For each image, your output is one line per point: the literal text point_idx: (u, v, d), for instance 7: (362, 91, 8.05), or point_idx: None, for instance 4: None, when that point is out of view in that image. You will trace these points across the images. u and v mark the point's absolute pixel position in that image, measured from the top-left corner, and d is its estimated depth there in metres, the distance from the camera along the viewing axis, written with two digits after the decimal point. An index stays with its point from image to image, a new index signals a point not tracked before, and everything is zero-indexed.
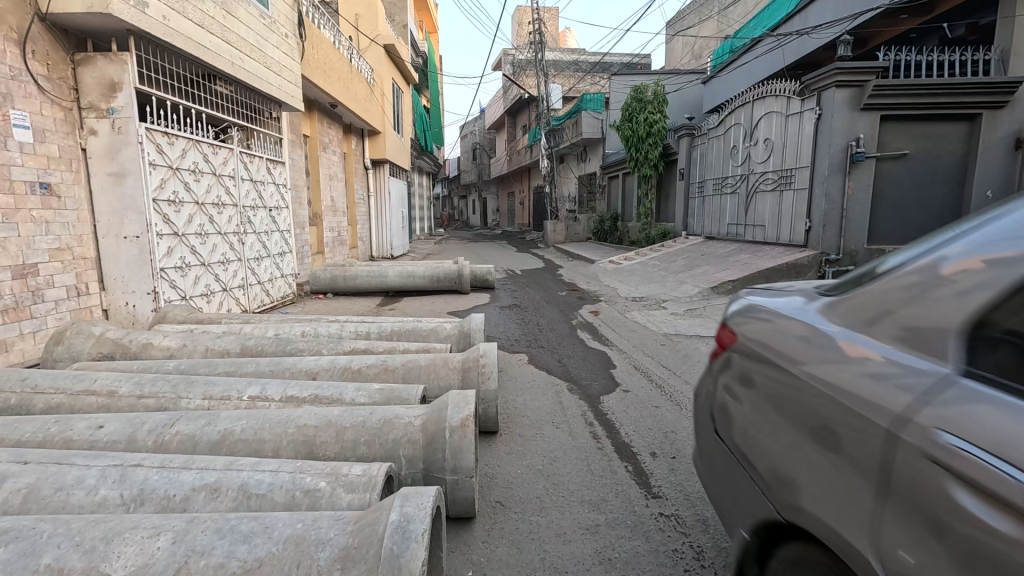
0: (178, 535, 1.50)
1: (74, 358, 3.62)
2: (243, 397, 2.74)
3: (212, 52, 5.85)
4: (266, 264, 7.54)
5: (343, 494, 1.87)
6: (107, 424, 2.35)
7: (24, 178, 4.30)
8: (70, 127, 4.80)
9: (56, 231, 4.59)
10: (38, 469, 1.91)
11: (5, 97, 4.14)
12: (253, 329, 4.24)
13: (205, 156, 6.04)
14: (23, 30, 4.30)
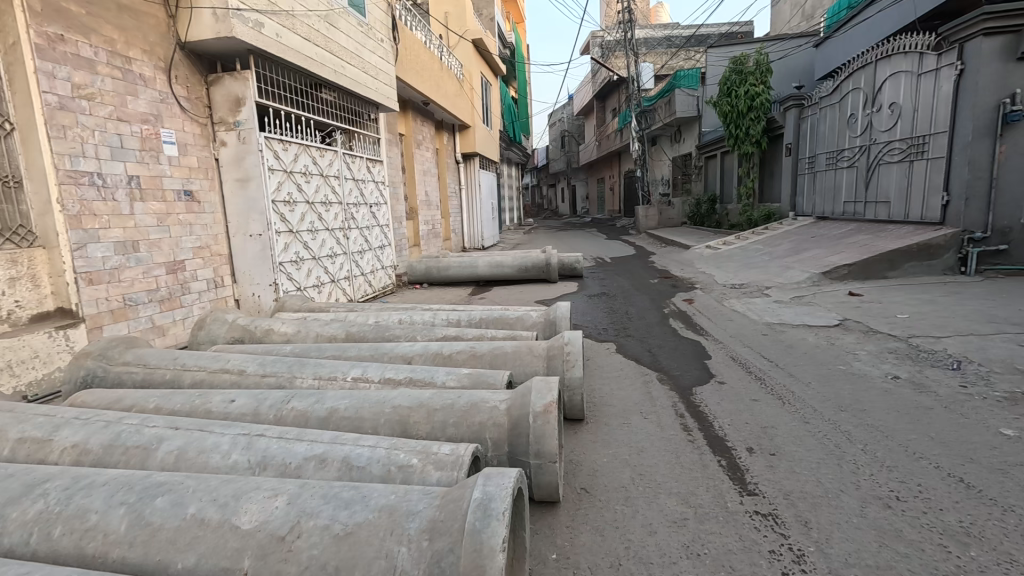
0: (292, 498, 1.70)
1: (213, 341, 4.19)
2: (347, 378, 3.01)
3: (318, 63, 6.36)
4: (369, 257, 8.12)
5: (433, 471, 1.99)
6: (238, 399, 2.70)
7: (171, 187, 5.02)
8: (206, 140, 5.50)
9: (196, 232, 5.31)
10: (186, 434, 2.26)
11: (155, 118, 4.86)
12: (356, 317, 4.61)
13: (314, 159, 6.61)
14: (168, 60, 5.00)
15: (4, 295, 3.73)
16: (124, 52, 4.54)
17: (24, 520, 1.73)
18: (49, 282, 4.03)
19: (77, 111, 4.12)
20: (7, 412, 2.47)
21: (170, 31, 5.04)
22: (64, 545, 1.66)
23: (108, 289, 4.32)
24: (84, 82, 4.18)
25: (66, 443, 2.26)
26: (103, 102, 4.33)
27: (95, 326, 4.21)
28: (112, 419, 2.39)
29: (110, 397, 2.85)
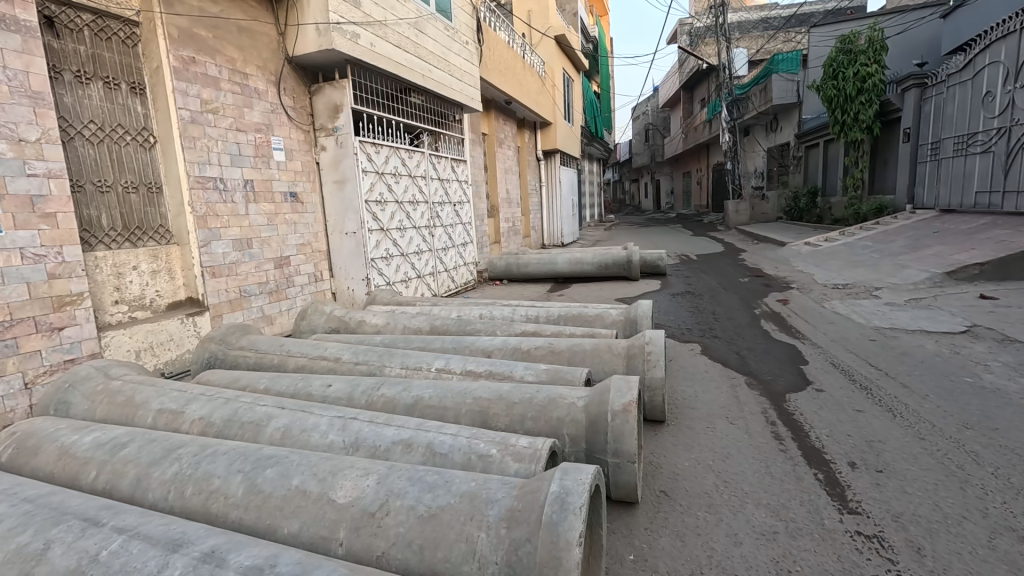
0: (381, 478, 1.82)
1: (314, 330, 4.57)
2: (431, 368, 3.16)
3: (408, 68, 6.67)
4: (452, 253, 8.41)
5: (511, 462, 2.04)
6: (334, 384, 2.93)
7: (279, 190, 5.52)
8: (309, 146, 5.99)
9: (300, 230, 5.80)
10: (291, 413, 2.49)
11: (267, 127, 5.37)
12: (440, 311, 4.81)
13: (403, 160, 6.97)
14: (278, 73, 5.51)
15: (147, 285, 4.37)
16: (242, 69, 5.06)
17: (163, 480, 2.00)
18: (181, 274, 4.64)
19: (205, 123, 4.66)
20: (150, 386, 2.87)
21: (280, 47, 5.54)
22: (193, 503, 1.91)
23: (227, 282, 4.85)
24: (210, 98, 4.72)
25: (194, 416, 2.58)
26: (225, 115, 4.87)
27: (216, 314, 4.75)
28: (231, 397, 2.69)
29: (228, 377, 3.20)
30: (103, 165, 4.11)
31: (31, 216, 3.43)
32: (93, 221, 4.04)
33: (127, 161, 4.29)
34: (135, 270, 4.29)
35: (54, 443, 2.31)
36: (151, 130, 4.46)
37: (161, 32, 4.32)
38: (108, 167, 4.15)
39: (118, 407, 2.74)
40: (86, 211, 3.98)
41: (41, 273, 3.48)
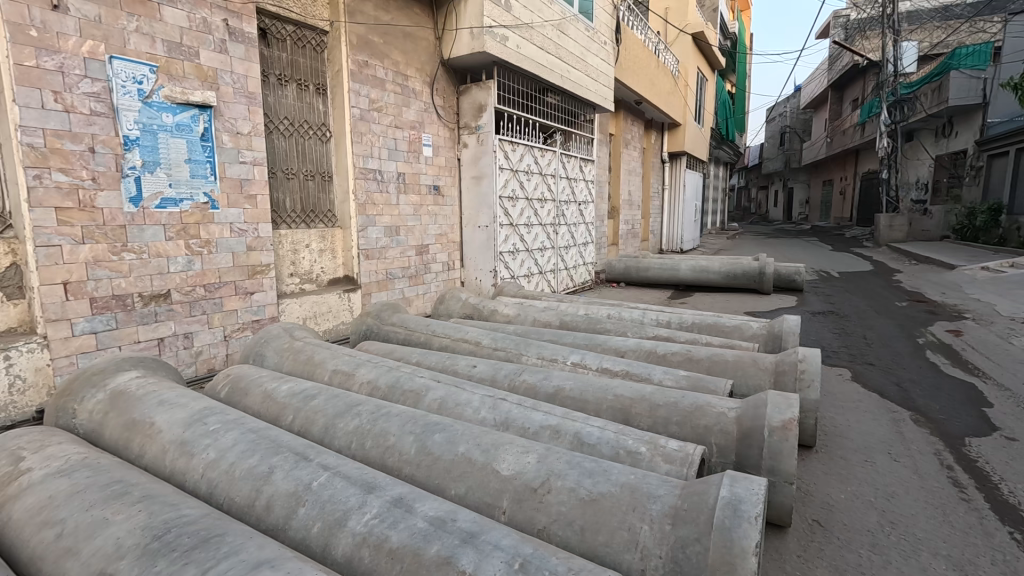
0: (541, 457, 1.92)
1: (450, 315, 4.90)
2: (567, 362, 3.24)
3: (549, 69, 6.84)
4: (573, 252, 8.48)
5: (662, 462, 2.04)
6: (478, 366, 3.14)
7: (425, 183, 5.98)
8: (453, 142, 6.40)
9: (439, 221, 6.23)
10: (445, 387, 2.70)
11: (420, 125, 5.83)
12: (568, 307, 4.90)
13: (536, 159, 7.18)
14: (433, 75, 5.95)
15: (315, 262, 4.99)
16: (405, 71, 5.55)
17: (346, 431, 2.30)
18: (342, 254, 5.22)
19: (371, 121, 5.20)
20: (325, 349, 3.29)
21: (436, 51, 5.98)
22: (372, 455, 2.17)
23: (377, 264, 5.37)
24: (377, 97, 5.24)
25: (364, 378, 2.91)
26: (387, 113, 5.38)
27: (366, 292, 5.28)
28: (392, 366, 2.99)
29: (384, 349, 3.56)
30: (291, 155, 4.75)
31: (240, 197, 4.09)
32: (281, 204, 4.70)
33: (309, 153, 4.92)
34: (308, 248, 4.91)
35: (259, 388, 2.75)
36: (328, 126, 5.07)
37: (344, 40, 4.89)
38: (295, 157, 4.79)
39: (301, 364, 3.18)
40: (276, 195, 4.65)
41: (243, 245, 4.13)
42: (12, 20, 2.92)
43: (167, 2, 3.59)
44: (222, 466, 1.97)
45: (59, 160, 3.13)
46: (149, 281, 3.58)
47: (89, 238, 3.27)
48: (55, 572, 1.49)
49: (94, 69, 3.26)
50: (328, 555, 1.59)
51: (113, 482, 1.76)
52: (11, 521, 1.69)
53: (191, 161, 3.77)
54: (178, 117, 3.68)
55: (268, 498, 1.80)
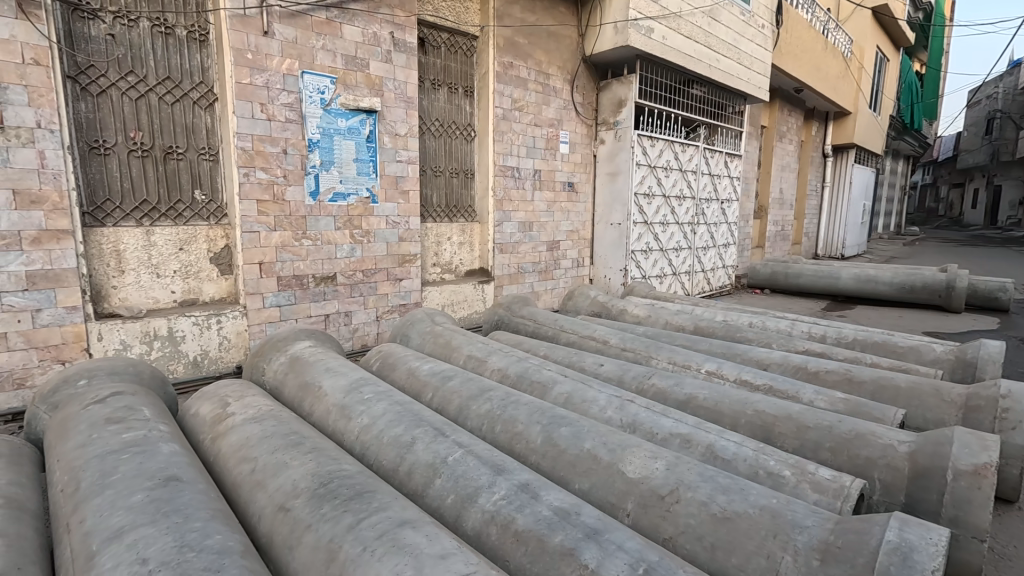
0: (670, 465, 1.85)
1: (578, 312, 4.92)
2: (701, 369, 3.07)
3: (698, 59, 6.45)
4: (711, 254, 7.94)
5: (810, 491, 1.84)
6: (606, 364, 3.11)
7: (560, 179, 6.05)
8: (590, 139, 6.37)
9: (572, 217, 6.27)
10: (572, 382, 2.73)
11: (558, 123, 5.91)
12: (704, 311, 4.61)
13: (676, 155, 6.86)
14: (574, 72, 5.98)
15: (455, 254, 5.35)
16: (547, 70, 5.67)
17: (478, 413, 2.44)
18: (478, 247, 5.52)
19: (513, 120, 5.40)
20: (461, 335, 3.52)
21: (579, 48, 6.00)
22: (501, 439, 2.28)
23: (510, 258, 5.58)
24: (519, 97, 5.43)
25: (495, 366, 3.06)
26: (528, 112, 5.54)
27: (499, 284, 5.52)
28: (522, 356, 3.10)
29: (514, 339, 3.70)
30: (439, 154, 5.14)
31: (395, 192, 4.53)
32: (429, 199, 5.11)
33: (455, 151, 5.26)
34: (449, 240, 5.27)
35: (404, 365, 3.04)
36: (473, 126, 5.38)
37: (492, 43, 5.13)
38: (443, 156, 5.17)
39: (440, 347, 3.45)
40: (425, 191, 5.06)
41: (395, 236, 4.58)
42: (236, 46, 3.56)
43: (347, 21, 4.10)
44: (374, 431, 2.22)
45: (261, 160, 3.75)
46: (321, 265, 4.15)
47: (279, 226, 3.88)
48: (247, 499, 1.82)
49: (290, 83, 3.84)
50: (459, 526, 1.71)
51: (292, 432, 2.09)
52: (219, 454, 2.09)
53: (358, 160, 4.27)
54: (350, 122, 4.19)
55: (410, 466, 1.99)
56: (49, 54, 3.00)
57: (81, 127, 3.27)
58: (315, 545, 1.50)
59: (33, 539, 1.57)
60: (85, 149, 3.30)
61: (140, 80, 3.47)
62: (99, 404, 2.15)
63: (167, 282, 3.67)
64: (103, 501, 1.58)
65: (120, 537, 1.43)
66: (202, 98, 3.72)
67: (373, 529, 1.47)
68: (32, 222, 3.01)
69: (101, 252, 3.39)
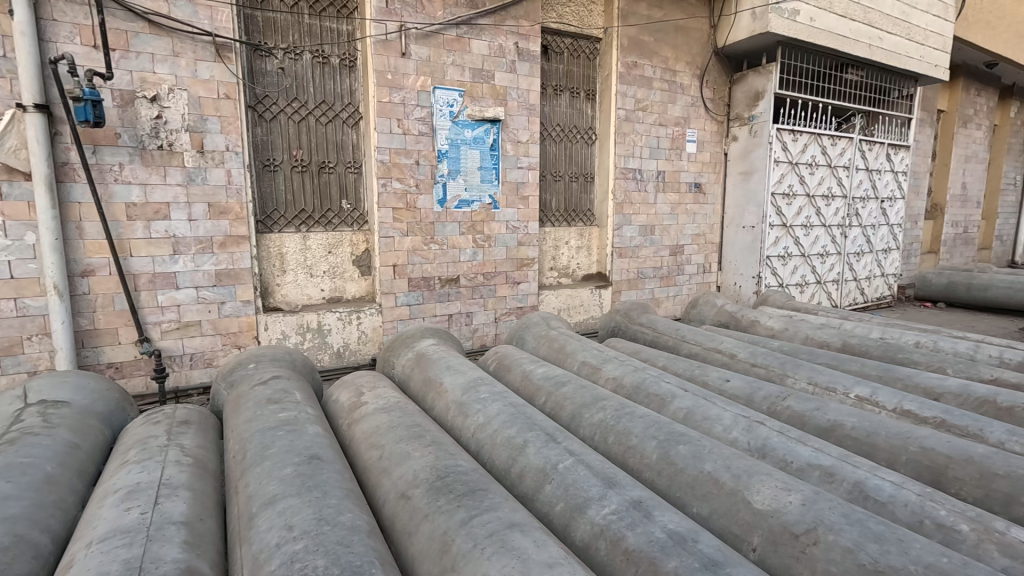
0: (808, 500, 1.64)
1: (702, 321, 4.60)
2: (849, 394, 2.68)
3: (855, 39, 5.67)
4: (868, 260, 6.93)
5: (996, 554, 1.50)
6: (733, 380, 2.86)
7: (686, 180, 5.73)
8: (721, 136, 5.94)
9: (698, 221, 5.91)
10: (693, 397, 2.55)
11: (685, 121, 5.61)
12: (854, 326, 4.03)
13: (823, 149, 6.11)
14: (704, 66, 5.63)
15: (573, 258, 5.34)
16: (673, 67, 5.41)
17: (591, 422, 2.40)
18: (596, 252, 5.45)
19: (635, 121, 5.24)
20: (576, 340, 3.49)
21: (710, 41, 5.63)
22: (614, 451, 2.21)
23: (629, 262, 5.42)
24: (643, 97, 5.25)
25: (610, 374, 2.98)
26: (652, 112, 5.33)
27: (616, 289, 5.39)
28: (639, 366, 2.98)
29: (632, 347, 3.58)
30: (560, 158, 5.17)
31: (516, 198, 4.66)
32: (548, 204, 5.16)
33: (575, 155, 5.26)
34: (567, 245, 5.28)
35: (519, 367, 3.09)
36: (594, 130, 5.33)
37: (616, 44, 5.03)
38: (562, 160, 5.19)
39: (555, 351, 3.45)
40: (545, 196, 5.12)
41: (514, 240, 4.70)
42: (378, 69, 3.94)
43: (475, 36, 4.30)
44: (488, 430, 2.29)
45: (397, 172, 4.10)
46: (446, 268, 4.40)
47: (410, 232, 4.20)
48: (374, 483, 1.98)
49: (423, 99, 4.14)
50: (567, 536, 1.69)
51: (415, 425, 2.24)
52: (354, 438, 2.31)
53: (482, 168, 4.46)
54: (475, 132, 4.39)
55: (521, 468, 2.01)
56: (236, 89, 3.58)
57: (257, 148, 3.86)
58: (431, 535, 1.58)
59: (211, 495, 1.88)
60: (260, 167, 3.89)
61: (302, 105, 3.99)
62: (262, 386, 2.51)
63: (318, 281, 4.17)
64: (262, 470, 1.83)
65: (272, 503, 1.65)
66: (350, 117, 4.16)
67: (484, 527, 1.51)
68: (220, 229, 3.62)
69: (270, 254, 3.97)
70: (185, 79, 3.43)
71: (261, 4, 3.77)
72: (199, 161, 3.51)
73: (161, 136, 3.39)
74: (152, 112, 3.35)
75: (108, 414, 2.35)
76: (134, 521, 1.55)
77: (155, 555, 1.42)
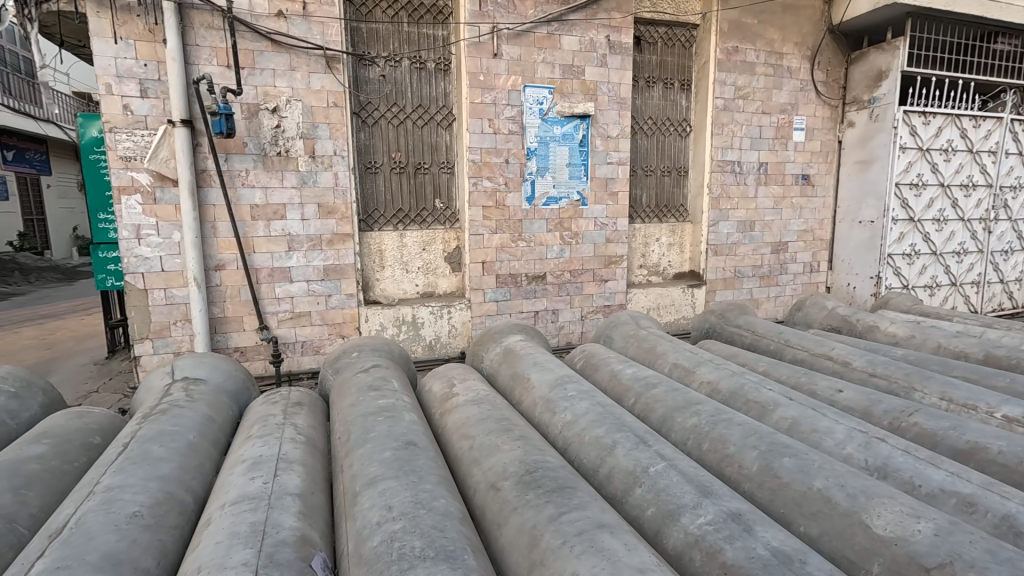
0: (941, 530, 1.45)
1: (809, 324, 4.23)
2: (994, 414, 2.33)
3: (1008, 3, 4.88)
4: (1018, 259, 5.96)
5: None
6: (846, 391, 2.60)
7: (792, 172, 5.29)
8: (834, 123, 5.41)
9: (805, 215, 5.44)
10: (800, 407, 2.35)
11: (792, 107, 5.17)
12: (1001, 336, 3.49)
13: (963, 132, 5.35)
14: (816, 47, 5.16)
15: (664, 256, 5.15)
16: (780, 49, 5.01)
17: (684, 427, 2.30)
18: (689, 249, 5.21)
19: (735, 110, 4.92)
20: (668, 341, 3.36)
21: (824, 18, 5.14)
22: (709, 458, 2.10)
23: (726, 260, 5.12)
24: (744, 84, 4.92)
25: (704, 377, 2.83)
26: (754, 99, 4.98)
27: (711, 289, 5.11)
28: (737, 371, 2.80)
29: (728, 350, 3.38)
30: (651, 152, 5.00)
31: (605, 194, 4.58)
32: (638, 199, 5.02)
33: (668, 148, 5.06)
34: (658, 242, 5.10)
35: (607, 366, 3.04)
36: (689, 121, 5.09)
37: (715, 29, 4.76)
38: (654, 154, 5.01)
39: (644, 351, 3.34)
40: (635, 191, 4.98)
41: (602, 237, 4.63)
42: (471, 71, 4.05)
43: (566, 32, 4.28)
44: (576, 428, 2.28)
45: (487, 171, 4.20)
46: (534, 265, 4.44)
47: (499, 229, 4.29)
48: (465, 473, 2.05)
49: (513, 98, 4.20)
50: (659, 543, 1.64)
51: (503, 419, 2.29)
52: (446, 427, 2.41)
53: (571, 165, 4.44)
54: (564, 128, 4.38)
55: (610, 468, 1.98)
56: (343, 97, 3.86)
57: (361, 152, 4.14)
58: (520, 527, 1.60)
59: (321, 471, 2.05)
60: (363, 169, 4.16)
61: (401, 109, 4.21)
62: (364, 374, 2.69)
63: (413, 276, 4.39)
64: (364, 452, 1.97)
65: (374, 484, 1.77)
66: (444, 119, 4.33)
67: (573, 526, 1.51)
68: (328, 228, 3.93)
69: (371, 251, 4.24)
70: (300, 91, 3.76)
71: (365, 17, 4.03)
72: (311, 165, 3.84)
73: (280, 144, 3.75)
74: (273, 122, 3.71)
75: (236, 392, 2.64)
76: (259, 489, 1.74)
77: (275, 521, 1.57)
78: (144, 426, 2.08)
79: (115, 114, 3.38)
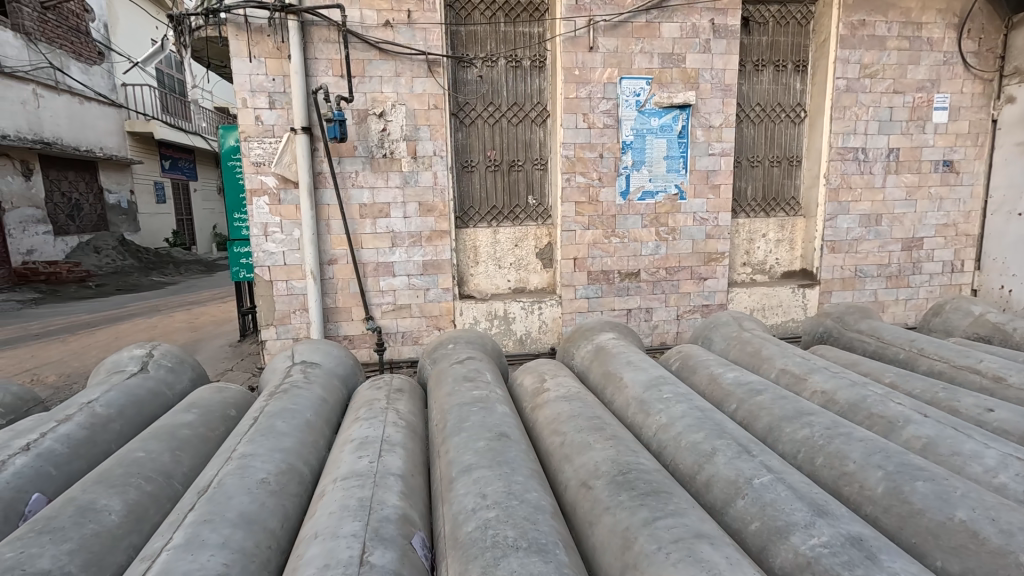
0: None
1: (949, 332, 3.70)
2: None
3: None
4: None
5: None
6: (999, 411, 2.24)
7: (930, 158, 4.64)
8: (987, 99, 4.66)
9: (946, 208, 4.75)
10: (937, 426, 2.07)
11: (932, 84, 4.54)
12: None
13: None
14: (965, 12, 4.47)
15: (771, 253, 4.78)
16: (918, 19, 4.41)
17: (795, 438, 2.11)
18: (801, 246, 4.79)
19: (860, 91, 4.42)
20: (775, 345, 3.12)
21: None
22: (824, 475, 1.91)
23: (845, 258, 4.63)
24: (872, 60, 4.39)
25: (818, 386, 2.59)
26: (884, 77, 4.44)
27: (826, 289, 4.66)
28: (858, 381, 2.52)
29: (847, 358, 3.05)
30: (759, 142, 4.65)
31: (706, 188, 4.34)
32: (742, 193, 4.69)
33: (778, 137, 4.67)
34: (764, 238, 4.74)
35: (706, 369, 2.88)
36: (804, 106, 4.66)
37: (837, 2, 4.30)
38: (762, 143, 4.66)
39: (748, 355, 3.13)
40: (740, 183, 4.67)
41: (702, 233, 4.39)
42: (566, 66, 4.03)
43: (666, 19, 4.10)
44: (671, 432, 2.19)
45: (581, 166, 4.15)
46: (627, 262, 4.33)
47: (592, 225, 4.23)
48: (556, 468, 2.05)
49: (609, 91, 4.11)
50: (765, 561, 1.52)
51: (595, 417, 2.26)
52: (537, 422, 2.43)
53: (668, 158, 4.26)
54: (662, 120, 4.21)
55: (709, 476, 1.88)
56: (443, 99, 4.02)
57: (458, 151, 4.29)
58: (612, 528, 1.58)
59: (420, 455, 2.16)
60: (460, 168, 4.32)
61: (496, 108, 4.30)
62: (459, 365, 2.80)
63: (505, 272, 4.48)
64: (459, 441, 2.05)
65: (469, 471, 1.83)
66: (538, 115, 4.35)
67: (669, 532, 1.46)
68: (428, 225, 4.12)
69: (466, 247, 4.40)
70: (404, 96, 3.98)
71: (464, 20, 4.16)
72: (413, 165, 4.05)
73: (385, 146, 3.99)
74: (380, 126, 3.96)
75: (345, 376, 2.87)
76: (366, 467, 1.87)
77: (380, 499, 1.69)
78: (270, 403, 2.33)
79: (249, 124, 3.80)
